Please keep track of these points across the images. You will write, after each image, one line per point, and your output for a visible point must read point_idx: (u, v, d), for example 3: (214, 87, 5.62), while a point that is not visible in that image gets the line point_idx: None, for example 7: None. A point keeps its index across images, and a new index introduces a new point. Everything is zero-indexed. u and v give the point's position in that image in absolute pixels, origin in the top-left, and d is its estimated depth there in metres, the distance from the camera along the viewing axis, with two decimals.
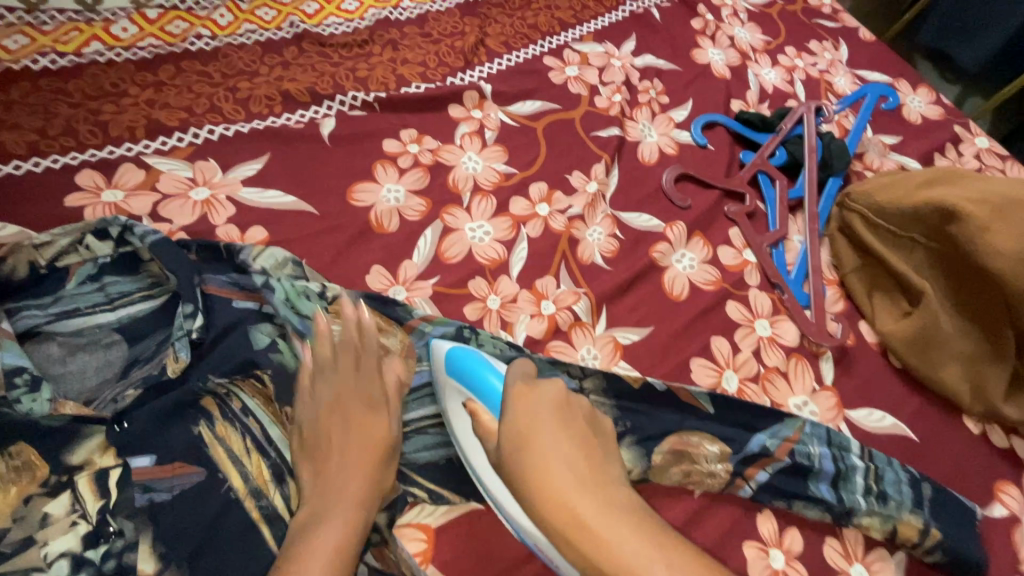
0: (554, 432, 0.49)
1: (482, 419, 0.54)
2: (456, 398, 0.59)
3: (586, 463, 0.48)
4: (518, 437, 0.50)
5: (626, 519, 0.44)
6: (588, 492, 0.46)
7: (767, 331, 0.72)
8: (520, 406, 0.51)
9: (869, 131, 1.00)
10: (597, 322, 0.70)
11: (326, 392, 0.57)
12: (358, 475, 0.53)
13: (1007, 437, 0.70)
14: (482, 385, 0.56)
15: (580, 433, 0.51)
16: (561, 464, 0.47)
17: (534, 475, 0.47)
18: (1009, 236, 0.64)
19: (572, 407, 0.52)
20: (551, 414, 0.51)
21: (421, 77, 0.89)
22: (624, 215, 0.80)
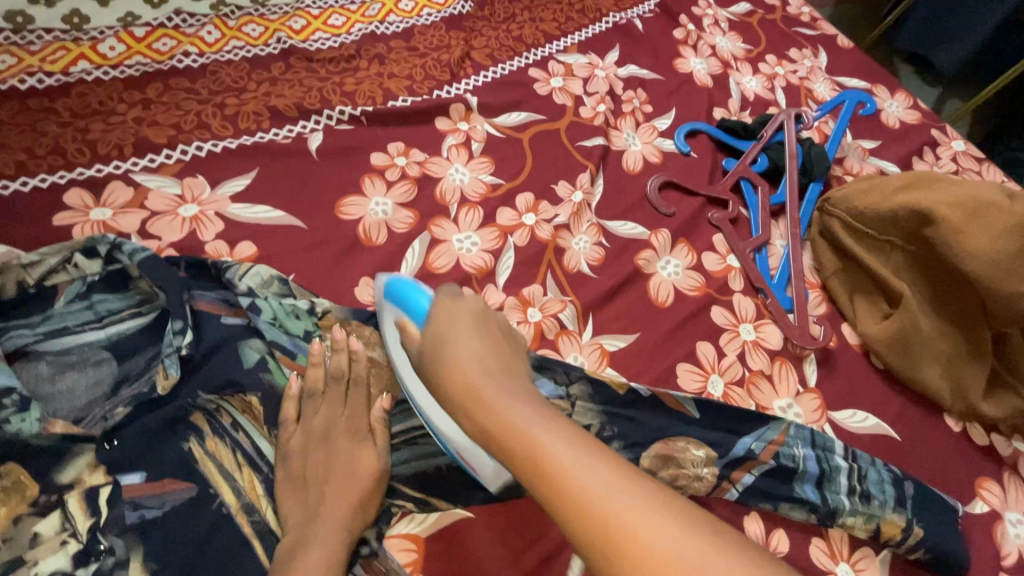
0: (476, 337, 0.49)
1: (408, 330, 0.55)
2: (390, 317, 0.59)
3: (501, 360, 0.48)
4: (439, 346, 0.49)
5: (549, 413, 0.43)
6: (517, 404, 0.43)
7: (752, 335, 0.74)
8: (441, 317, 0.51)
9: (848, 137, 1.02)
10: (584, 330, 0.71)
11: (316, 422, 0.58)
12: (342, 505, 0.54)
13: (988, 434, 0.71)
14: (413, 305, 0.56)
15: (517, 372, 0.48)
16: (468, 359, 0.47)
17: (447, 361, 0.48)
18: (984, 238, 0.66)
19: (490, 319, 0.51)
20: (467, 318, 0.50)
21: (408, 91, 0.90)
22: (609, 223, 0.81)
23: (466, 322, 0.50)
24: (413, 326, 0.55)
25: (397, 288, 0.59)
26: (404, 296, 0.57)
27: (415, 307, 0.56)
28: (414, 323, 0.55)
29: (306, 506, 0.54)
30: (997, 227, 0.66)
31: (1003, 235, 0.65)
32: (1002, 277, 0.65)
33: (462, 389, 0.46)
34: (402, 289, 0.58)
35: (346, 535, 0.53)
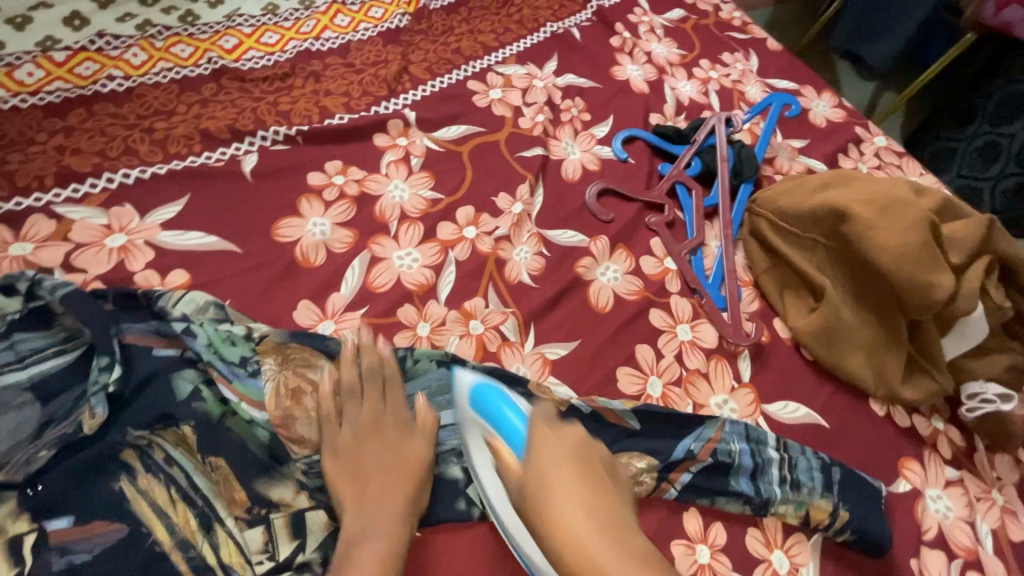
0: (567, 465, 0.54)
1: (504, 456, 0.57)
2: (477, 435, 0.59)
3: (602, 510, 0.51)
4: (537, 479, 0.53)
5: (631, 547, 0.49)
6: (597, 533, 0.49)
7: (689, 335, 0.76)
8: (541, 444, 0.56)
9: (778, 137, 1.06)
10: (526, 340, 0.72)
11: (360, 416, 0.61)
12: (404, 492, 0.57)
13: (909, 416, 0.75)
14: (505, 425, 0.58)
15: (589, 480, 0.53)
16: (566, 492, 0.52)
17: (541, 495, 0.52)
18: (893, 232, 0.71)
19: (591, 450, 0.56)
20: (570, 456, 0.55)
21: (345, 108, 0.90)
22: (549, 233, 0.83)
23: (564, 456, 0.54)
24: (510, 451, 0.57)
25: (481, 398, 0.60)
26: (493, 409, 0.59)
27: (508, 427, 0.58)
28: (506, 441, 0.58)
29: (362, 496, 0.56)
30: (904, 222, 0.71)
31: (909, 229, 0.70)
32: (910, 269, 0.69)
33: (552, 527, 0.50)
34: (486, 395, 0.60)
35: (405, 520, 0.56)
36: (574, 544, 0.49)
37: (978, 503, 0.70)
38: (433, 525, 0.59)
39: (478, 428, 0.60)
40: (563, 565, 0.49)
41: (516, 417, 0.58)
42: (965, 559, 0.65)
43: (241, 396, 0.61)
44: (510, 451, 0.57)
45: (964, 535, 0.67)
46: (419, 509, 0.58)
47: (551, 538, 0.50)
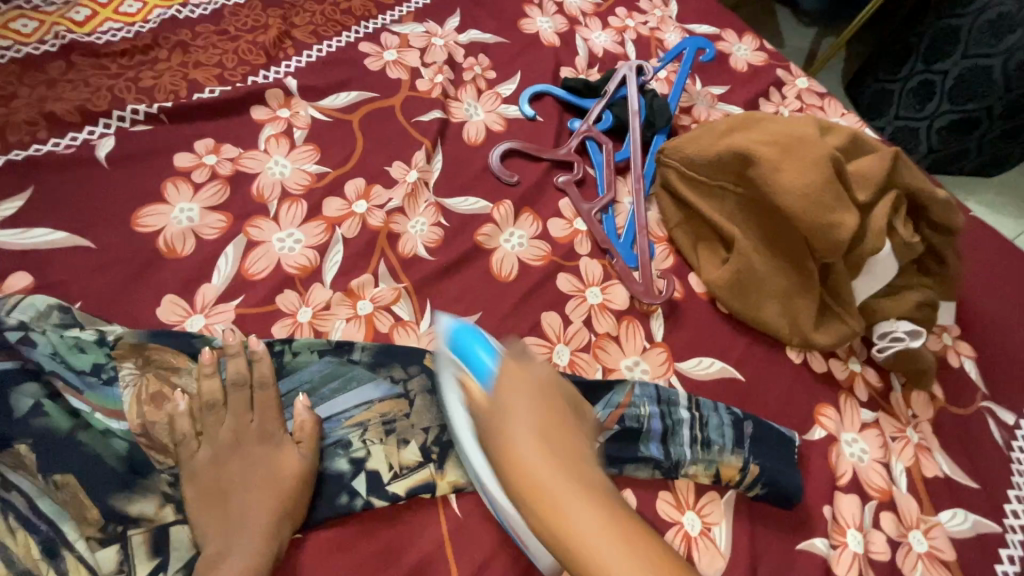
0: (589, 500, 0.41)
1: (470, 388, 0.51)
2: (449, 373, 0.55)
3: (562, 442, 0.45)
4: (496, 416, 0.47)
5: (600, 498, 0.41)
6: (580, 498, 0.41)
7: (598, 298, 0.73)
8: (542, 446, 0.44)
9: (697, 85, 1.02)
10: (422, 318, 0.67)
11: (224, 433, 0.56)
12: (263, 510, 0.53)
13: (826, 361, 0.74)
14: (472, 359, 0.53)
15: (562, 441, 0.45)
16: (526, 432, 0.44)
17: (500, 436, 0.45)
18: (796, 173, 0.67)
19: (556, 391, 0.50)
20: (533, 391, 0.48)
21: (218, 80, 0.82)
22: (448, 201, 0.77)
23: (532, 394, 0.48)
24: (476, 385, 0.51)
25: (457, 338, 0.56)
26: (464, 348, 0.54)
27: (476, 360, 0.53)
28: (478, 380, 0.51)
29: (224, 518, 0.52)
30: (807, 162, 0.67)
31: (812, 169, 0.67)
32: (813, 211, 0.66)
33: (521, 472, 0.43)
34: (463, 335, 0.55)
35: (269, 540, 0.51)
36: (541, 500, 0.41)
37: (893, 442, 0.69)
38: (316, 526, 0.56)
39: (450, 364, 0.55)
40: (526, 512, 0.42)
41: (485, 353, 0.53)
42: (879, 500, 0.64)
43: (94, 405, 0.55)
44: (477, 385, 0.51)
45: (878, 476, 0.66)
46: (290, 525, 0.53)
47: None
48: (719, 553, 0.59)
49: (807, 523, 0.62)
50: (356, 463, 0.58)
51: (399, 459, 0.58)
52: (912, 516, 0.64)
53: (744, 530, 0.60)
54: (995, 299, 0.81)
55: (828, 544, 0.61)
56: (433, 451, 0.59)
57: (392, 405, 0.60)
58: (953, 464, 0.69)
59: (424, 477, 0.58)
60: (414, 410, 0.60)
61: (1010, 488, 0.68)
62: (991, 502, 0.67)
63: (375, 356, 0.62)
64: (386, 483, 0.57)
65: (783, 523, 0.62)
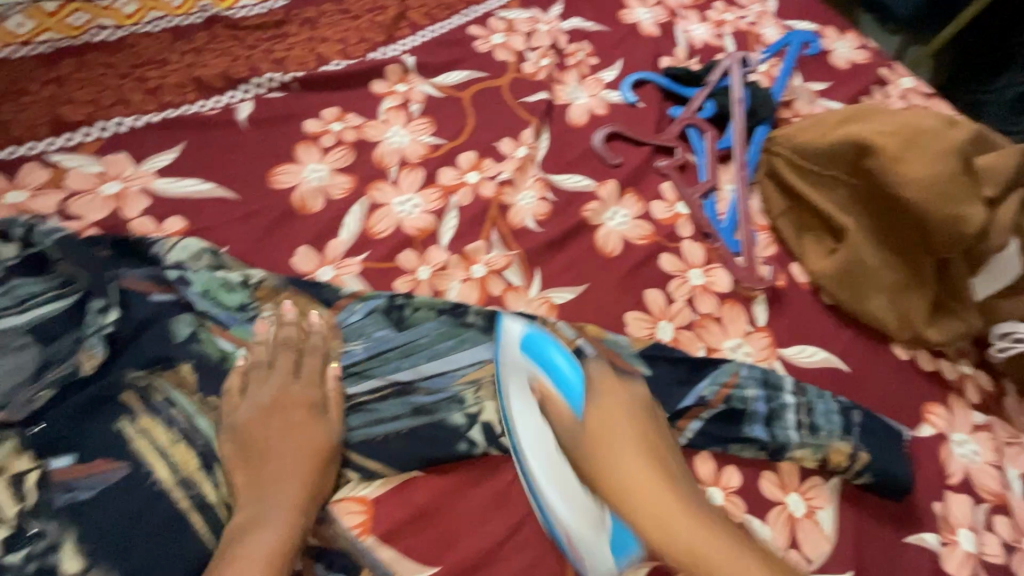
0: (631, 437, 0.58)
1: (554, 404, 0.60)
2: (520, 375, 0.61)
3: (648, 451, 0.57)
4: (593, 436, 0.59)
5: (700, 519, 0.54)
6: (629, 448, 0.57)
7: (701, 280, 0.73)
8: (608, 395, 0.60)
9: (797, 79, 1.01)
10: (531, 284, 0.69)
11: (264, 398, 0.57)
12: (296, 486, 0.53)
13: (934, 360, 0.72)
14: (556, 374, 0.61)
15: (666, 461, 0.57)
16: (626, 454, 0.57)
17: (601, 467, 0.57)
18: (921, 165, 0.66)
19: (655, 415, 0.60)
20: (637, 412, 0.59)
21: (342, 54, 0.87)
22: (555, 177, 0.79)
23: (629, 409, 0.59)
24: (563, 402, 0.60)
25: (532, 341, 0.63)
26: (539, 353, 0.62)
27: (553, 366, 0.62)
28: (562, 391, 0.61)
29: (253, 480, 0.53)
30: (932, 152, 0.66)
31: (938, 159, 0.66)
32: (938, 201, 0.65)
33: (624, 482, 0.56)
34: (538, 343, 0.63)
35: (298, 511, 0.52)
36: (639, 516, 0.55)
37: (1006, 448, 0.67)
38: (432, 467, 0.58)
39: (519, 369, 0.61)
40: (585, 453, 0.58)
41: (564, 361, 0.62)
42: (991, 504, 0.62)
43: (239, 342, 0.60)
44: (563, 404, 0.60)
45: (991, 479, 0.64)
46: (317, 502, 0.54)
47: (623, 504, 0.56)
48: (824, 537, 0.59)
49: (915, 518, 0.60)
50: (471, 416, 0.60)
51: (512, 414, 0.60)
52: None
53: (850, 517, 0.60)
54: None
55: (938, 541, 0.59)
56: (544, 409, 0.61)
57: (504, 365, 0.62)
58: None
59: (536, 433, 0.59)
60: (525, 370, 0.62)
61: None
62: None
63: (488, 321, 0.65)
64: (501, 435, 0.59)
65: (891, 516, 0.60)
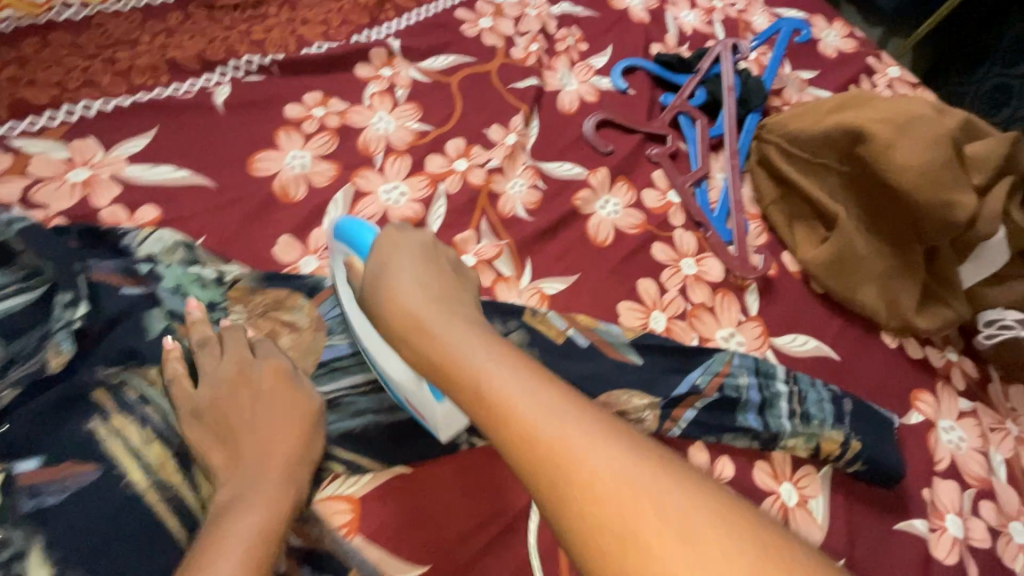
0: (415, 264, 0.42)
1: (356, 267, 0.50)
2: (339, 258, 0.52)
3: (468, 317, 0.40)
4: (378, 276, 0.43)
5: (545, 391, 0.34)
6: (463, 327, 0.39)
7: (693, 269, 0.73)
8: (386, 247, 0.44)
9: (787, 68, 1.01)
10: (522, 274, 0.68)
11: (218, 377, 0.53)
12: (278, 455, 0.50)
13: (922, 348, 0.72)
14: (360, 246, 0.47)
15: (462, 303, 0.41)
16: (412, 284, 0.41)
17: (383, 291, 0.42)
18: (913, 151, 0.66)
19: (439, 250, 0.44)
20: (415, 254, 0.43)
21: (324, 37, 0.84)
22: (545, 165, 0.78)
23: (412, 250, 0.43)
24: (359, 262, 0.49)
25: (346, 227, 0.49)
26: (357, 240, 0.47)
27: (361, 244, 0.47)
28: (354, 248, 0.48)
29: (233, 458, 0.50)
30: (924, 139, 0.66)
31: (930, 146, 0.65)
32: (930, 189, 0.64)
33: (446, 364, 0.37)
34: (352, 228, 0.48)
35: (291, 479, 0.49)
36: (459, 383, 0.36)
37: (992, 433, 0.68)
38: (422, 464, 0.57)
39: (341, 253, 0.52)
40: (393, 335, 0.41)
41: (374, 239, 0.47)
42: (977, 489, 0.63)
43: None
44: (360, 263, 0.49)
45: (977, 465, 0.65)
46: (307, 466, 0.51)
47: (429, 354, 0.38)
48: (816, 526, 0.59)
49: (905, 504, 0.61)
50: None
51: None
52: (1012, 507, 0.63)
53: (841, 505, 0.60)
54: None
55: (927, 527, 0.60)
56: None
57: None
58: None
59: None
60: None
61: None
62: None
63: None
64: None
65: (880, 502, 0.61)
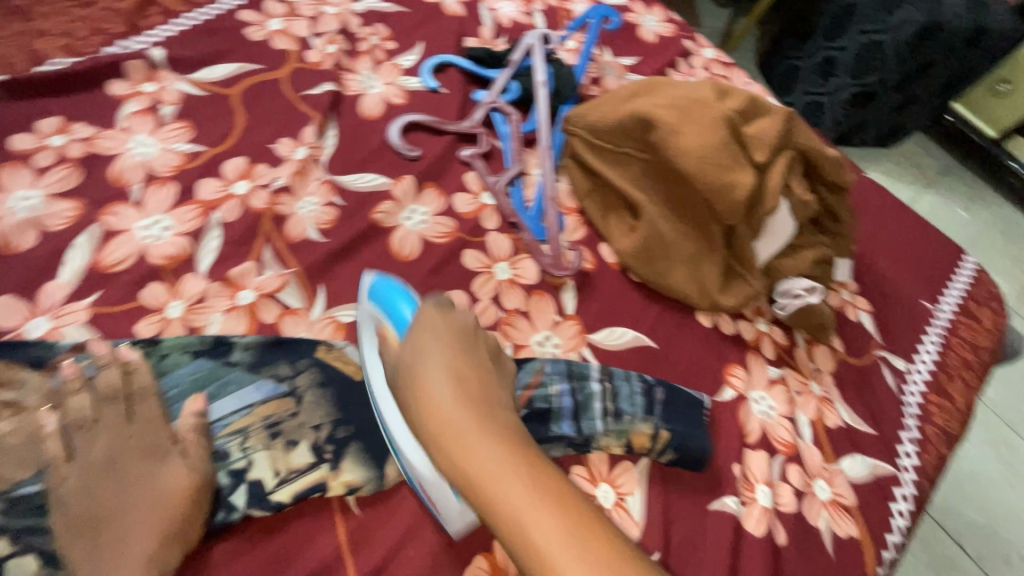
0: (447, 352, 0.52)
1: (388, 336, 0.57)
2: (366, 322, 0.60)
3: (475, 393, 0.51)
4: (412, 365, 0.53)
5: (496, 433, 0.48)
6: (461, 412, 0.49)
7: (507, 274, 0.70)
8: (426, 331, 0.53)
9: (607, 56, 1.01)
10: (314, 304, 0.62)
11: (100, 452, 0.49)
12: (146, 536, 0.46)
13: (734, 323, 0.75)
14: (396, 314, 0.58)
15: (470, 389, 0.51)
16: (444, 384, 0.50)
17: (417, 381, 0.51)
18: (694, 136, 0.66)
19: (476, 338, 0.55)
20: (455, 343, 0.53)
21: (66, 51, 0.72)
22: (343, 178, 0.71)
23: (446, 345, 0.52)
24: (395, 335, 0.57)
25: (380, 291, 0.59)
26: (389, 303, 0.58)
27: (398, 317, 0.58)
28: (394, 329, 0.58)
29: (95, 548, 0.45)
30: (703, 122, 0.67)
31: (708, 130, 0.66)
32: (711, 171, 0.65)
33: (416, 397, 0.51)
34: (385, 292, 0.59)
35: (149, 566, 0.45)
36: (450, 444, 0.48)
37: (797, 397, 0.71)
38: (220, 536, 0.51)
39: (369, 316, 0.60)
40: (428, 442, 0.49)
41: (410, 311, 0.58)
42: (785, 454, 0.66)
43: None
44: (393, 333, 0.57)
45: (784, 431, 0.68)
46: (181, 547, 0.48)
47: (427, 422, 0.50)
48: (633, 523, 0.58)
49: (717, 483, 0.62)
50: (236, 475, 0.52)
51: (286, 463, 0.53)
52: (816, 466, 0.66)
53: (657, 495, 0.60)
54: (884, 256, 0.87)
55: (737, 502, 0.61)
56: (326, 450, 0.55)
57: (277, 406, 0.55)
58: (852, 413, 0.72)
59: (314, 479, 0.53)
60: (302, 408, 0.56)
61: (903, 431, 0.72)
62: (888, 445, 0.70)
63: (258, 356, 0.57)
64: (269, 492, 0.52)
65: (695, 486, 0.61)
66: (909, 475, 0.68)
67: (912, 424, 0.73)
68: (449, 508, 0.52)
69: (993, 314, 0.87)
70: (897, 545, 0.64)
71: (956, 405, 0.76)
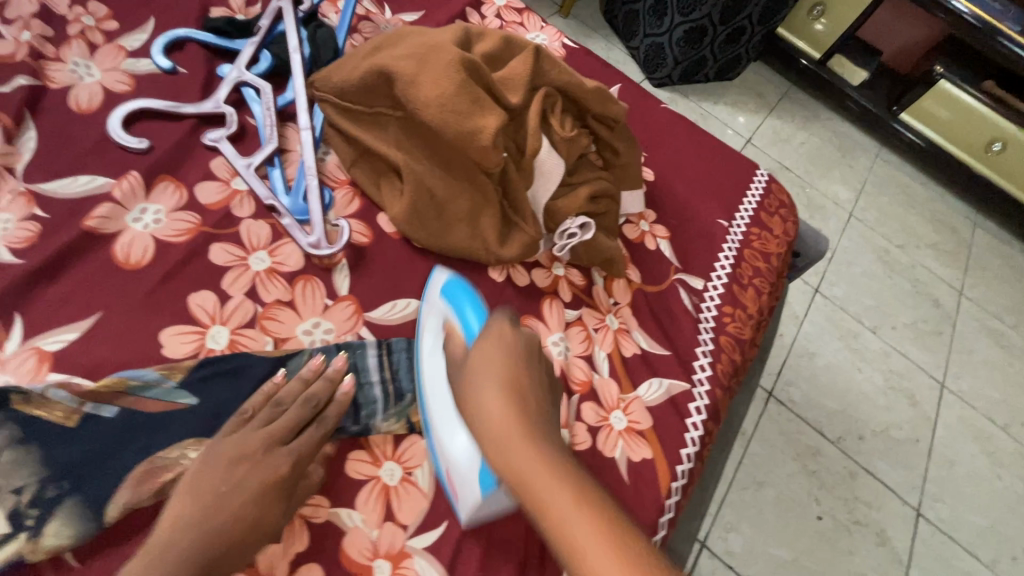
0: (500, 364, 0.53)
1: (456, 339, 0.60)
2: (434, 317, 0.62)
3: (527, 402, 0.51)
4: (473, 373, 0.54)
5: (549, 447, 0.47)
6: (516, 419, 0.49)
7: (265, 263, 0.63)
8: (493, 338, 0.56)
9: (385, 14, 0.94)
10: (9, 338, 0.53)
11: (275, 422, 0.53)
12: (240, 503, 0.47)
13: (529, 273, 0.73)
14: (461, 314, 0.62)
15: (526, 401, 0.51)
16: (496, 391, 0.51)
17: (474, 387, 0.53)
18: (432, 83, 0.62)
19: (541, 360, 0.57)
20: (517, 354, 0.55)
21: None
22: (46, 186, 0.61)
23: (505, 352, 0.54)
24: (461, 336, 0.60)
25: (448, 289, 0.64)
26: (456, 301, 0.63)
27: (465, 318, 0.62)
28: (464, 333, 0.61)
29: (190, 508, 0.46)
30: (442, 69, 0.63)
31: (447, 76, 0.62)
32: (456, 120, 0.62)
33: (478, 407, 0.51)
34: (454, 290, 0.64)
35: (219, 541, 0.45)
36: (498, 437, 0.48)
37: (595, 334, 0.71)
38: None
39: (435, 316, 0.63)
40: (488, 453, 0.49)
41: (475, 316, 0.62)
42: (582, 394, 0.66)
43: None
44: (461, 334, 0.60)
45: (581, 370, 0.67)
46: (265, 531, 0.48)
47: (485, 426, 0.50)
48: (422, 495, 0.57)
49: None
50: None
51: None
52: (612, 397, 0.67)
53: None
54: (678, 182, 0.89)
55: None
56: (29, 517, 0.45)
57: None
58: (649, 339, 0.73)
59: (5, 557, 0.44)
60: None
61: (698, 347, 0.74)
62: (684, 364, 0.72)
63: None
64: None
65: None
66: (703, 387, 0.71)
67: (707, 338, 0.75)
68: (469, 501, 0.55)
69: (783, 221, 0.92)
70: (694, 456, 0.67)
71: (749, 311, 0.80)
